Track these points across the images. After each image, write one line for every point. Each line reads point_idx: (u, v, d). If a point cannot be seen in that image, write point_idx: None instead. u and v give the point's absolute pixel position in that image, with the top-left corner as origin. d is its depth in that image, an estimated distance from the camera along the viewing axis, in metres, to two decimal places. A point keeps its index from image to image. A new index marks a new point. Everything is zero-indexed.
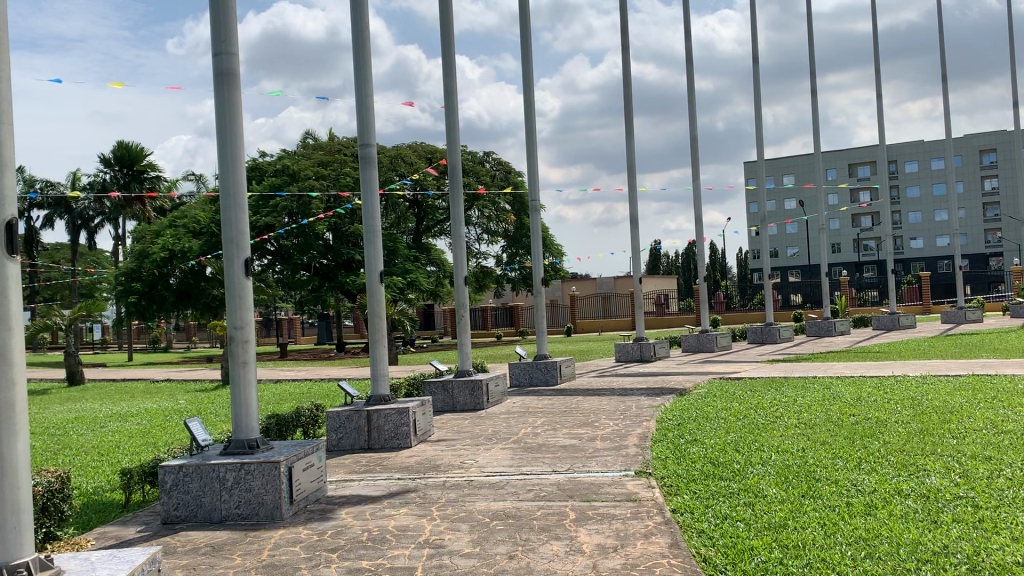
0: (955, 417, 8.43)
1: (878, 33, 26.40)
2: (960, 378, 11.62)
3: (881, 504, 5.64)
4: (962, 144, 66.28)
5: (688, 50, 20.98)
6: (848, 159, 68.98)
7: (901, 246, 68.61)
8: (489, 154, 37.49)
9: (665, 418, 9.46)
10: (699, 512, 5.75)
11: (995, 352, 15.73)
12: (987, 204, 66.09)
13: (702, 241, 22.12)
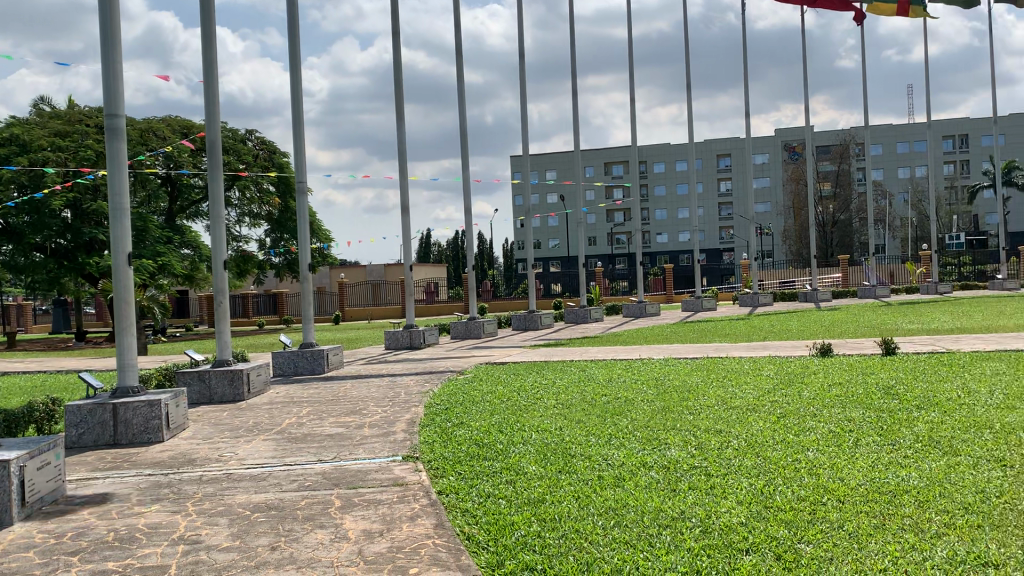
0: (692, 395, 9.31)
1: (632, 39, 28.16)
2: (699, 360, 12.74)
3: (628, 476, 6.09)
4: (703, 149, 72.64)
5: (458, 41, 21.25)
6: (604, 158, 73.40)
7: (649, 240, 73.98)
8: (251, 133, 35.87)
9: (433, 403, 9.58)
10: (463, 492, 5.90)
11: (727, 337, 17.42)
12: (722, 204, 72.98)
13: (469, 231, 22.59)
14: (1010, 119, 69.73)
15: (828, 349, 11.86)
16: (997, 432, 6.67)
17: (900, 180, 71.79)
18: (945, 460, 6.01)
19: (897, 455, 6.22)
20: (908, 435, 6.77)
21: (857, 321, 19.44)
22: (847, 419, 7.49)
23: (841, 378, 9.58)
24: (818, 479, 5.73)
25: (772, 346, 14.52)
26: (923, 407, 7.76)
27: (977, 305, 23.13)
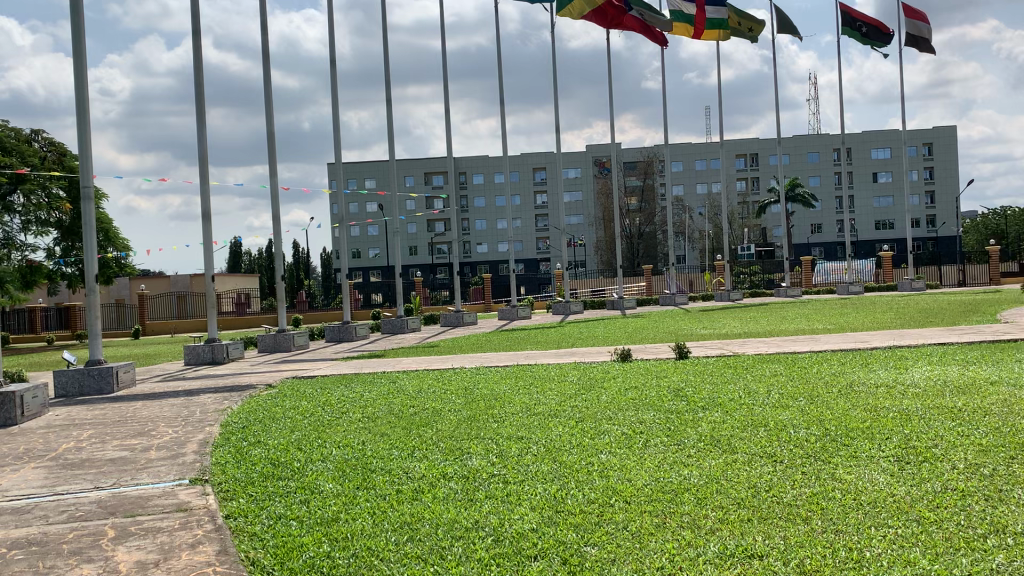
0: (498, 403, 9.40)
1: (445, 51, 28.34)
2: (508, 368, 12.92)
3: (427, 488, 6.05)
4: (519, 162, 74.43)
5: (266, 44, 20.54)
6: (422, 168, 73.43)
7: (468, 250, 74.70)
8: (38, 133, 33.05)
9: (230, 421, 9.14)
10: (253, 515, 5.64)
11: (536, 345, 17.83)
12: (538, 215, 75.09)
13: (278, 240, 21.85)
14: (793, 141, 76.26)
15: (628, 354, 12.36)
16: (770, 430, 7.18)
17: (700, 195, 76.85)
18: (724, 458, 6.41)
19: (682, 454, 6.56)
20: (693, 435, 7.15)
21: (660, 328, 20.50)
22: (640, 421, 7.83)
23: (638, 381, 10.01)
24: (608, 481, 5.93)
25: (578, 352, 15.04)
26: (709, 407, 8.25)
27: (764, 311, 25.04)
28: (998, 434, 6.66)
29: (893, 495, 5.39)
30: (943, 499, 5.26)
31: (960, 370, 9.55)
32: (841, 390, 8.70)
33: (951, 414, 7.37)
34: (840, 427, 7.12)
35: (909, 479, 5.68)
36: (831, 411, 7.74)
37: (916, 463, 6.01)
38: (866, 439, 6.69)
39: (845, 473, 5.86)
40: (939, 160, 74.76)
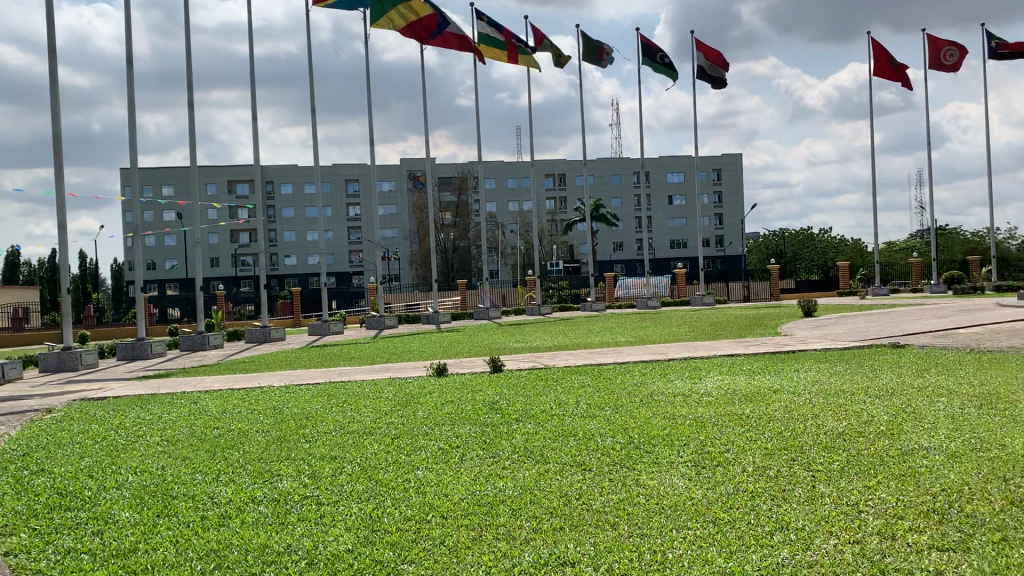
0: (310, 422, 9.13)
1: (253, 57, 27.42)
2: (320, 386, 12.56)
3: (235, 513, 5.77)
4: (330, 173, 72.97)
5: (52, 37, 18.97)
6: (227, 176, 70.38)
7: (276, 262, 72.32)
8: None
9: (6, 449, 8.28)
10: (37, 551, 5.14)
11: (349, 361, 17.53)
12: (350, 228, 74.01)
13: (65, 250, 20.15)
14: (597, 162, 79.86)
15: (443, 369, 12.42)
16: (580, 439, 7.45)
17: (511, 212, 78.70)
18: (537, 468, 6.58)
19: (496, 467, 6.67)
20: (507, 447, 7.30)
21: (473, 342, 20.76)
22: (455, 435, 7.88)
23: (452, 396, 10.06)
24: (425, 497, 5.92)
25: (393, 367, 14.92)
26: (522, 419, 8.44)
27: (571, 325, 25.99)
28: (780, 437, 7.29)
29: (691, 498, 5.75)
30: (735, 500, 5.67)
31: (747, 379, 10.37)
32: (643, 400, 9.18)
33: (740, 420, 7.97)
34: (643, 435, 7.51)
35: (704, 483, 6.08)
36: (635, 420, 8.14)
37: (711, 467, 6.45)
38: (667, 446, 7.09)
39: (648, 479, 6.19)
40: (726, 186, 80.96)
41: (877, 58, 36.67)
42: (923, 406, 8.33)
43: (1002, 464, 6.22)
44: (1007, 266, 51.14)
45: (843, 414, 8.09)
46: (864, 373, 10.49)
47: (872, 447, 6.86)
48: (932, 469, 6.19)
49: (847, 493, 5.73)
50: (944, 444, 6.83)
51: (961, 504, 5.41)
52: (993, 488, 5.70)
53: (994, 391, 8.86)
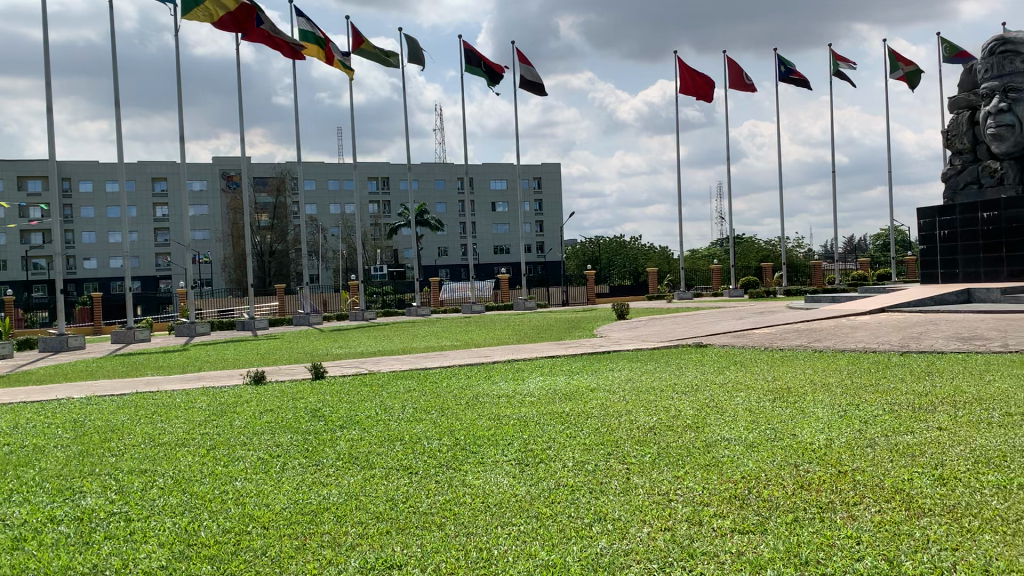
0: (116, 435, 8.56)
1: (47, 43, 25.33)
2: (126, 397, 11.77)
3: (31, 536, 5.32)
4: (135, 170, 68.56)
5: None
6: (16, 171, 64.55)
7: (73, 266, 67.18)
8: None
9: None
10: None
11: (159, 370, 16.53)
12: (157, 229, 70.00)
13: None
14: (419, 168, 79.81)
15: (261, 377, 11.98)
16: (406, 443, 7.43)
17: (331, 216, 77.20)
18: (363, 474, 6.51)
19: (320, 474, 6.53)
20: (331, 454, 7.16)
21: (292, 349, 20.18)
22: (275, 444, 7.64)
23: (272, 405, 9.72)
24: (244, 508, 5.72)
25: (205, 376, 14.24)
26: (345, 426, 8.31)
27: (394, 330, 25.82)
28: (598, 433, 7.61)
29: (515, 495, 5.89)
30: (557, 494, 5.88)
31: (566, 379, 10.72)
32: (469, 402, 9.28)
33: (561, 419, 8.24)
34: (468, 436, 7.59)
35: (528, 480, 6.25)
36: (460, 422, 8.22)
37: (534, 464, 6.64)
38: (491, 446, 7.23)
39: (474, 479, 6.28)
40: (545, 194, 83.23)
41: (682, 76, 39.03)
42: (724, 400, 8.98)
43: (792, 451, 6.82)
44: (796, 271, 55.89)
45: (654, 411, 8.54)
46: (673, 371, 11.16)
47: (681, 440, 7.31)
48: (733, 459, 6.68)
49: (659, 484, 6.08)
50: (744, 436, 7.38)
51: (758, 489, 5.88)
52: (786, 474, 6.23)
53: (785, 385, 9.70)
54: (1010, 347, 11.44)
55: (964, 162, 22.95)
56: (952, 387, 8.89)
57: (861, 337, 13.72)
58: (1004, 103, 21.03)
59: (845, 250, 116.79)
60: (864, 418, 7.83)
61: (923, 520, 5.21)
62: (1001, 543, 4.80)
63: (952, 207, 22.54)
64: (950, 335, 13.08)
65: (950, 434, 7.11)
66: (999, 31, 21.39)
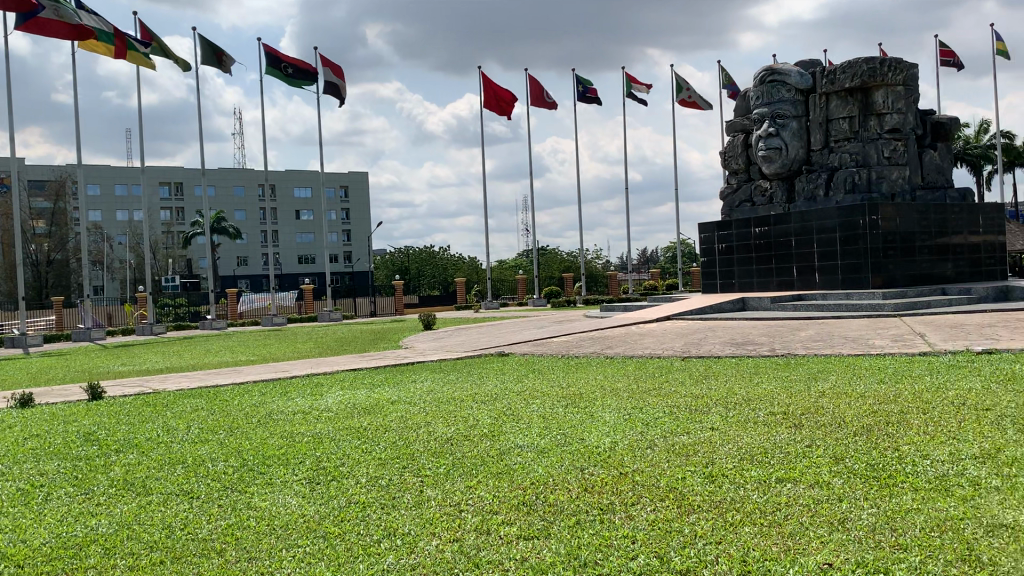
0: None
1: None
2: None
3: None
4: None
5: None
6: None
7: None
8: None
9: None
10: None
11: None
12: None
13: None
14: (217, 173, 76.24)
15: (29, 400, 11.00)
16: (188, 466, 7.05)
17: (118, 223, 72.29)
18: (138, 501, 6.10)
19: (89, 504, 6.06)
20: (103, 481, 6.67)
21: (68, 367, 18.70)
22: (40, 473, 7.01)
23: (38, 430, 8.90)
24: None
25: None
26: (122, 450, 7.76)
27: (185, 345, 24.49)
28: (394, 447, 7.56)
29: (303, 516, 5.73)
30: (347, 512, 5.77)
31: (366, 393, 10.56)
32: (261, 421, 8.94)
33: (357, 434, 8.11)
34: (257, 456, 7.31)
35: (318, 499, 6.10)
36: (251, 441, 7.91)
37: (325, 483, 6.49)
38: (282, 465, 7.00)
39: (260, 500, 6.06)
40: (352, 203, 81.91)
41: (485, 91, 39.80)
42: (520, 408, 9.20)
43: (580, 455, 7.11)
44: (595, 281, 58.58)
45: (452, 421, 8.63)
46: (473, 381, 11.30)
47: (474, 450, 7.40)
48: (523, 466, 6.85)
49: (451, 495, 6.12)
50: (535, 442, 7.60)
51: (545, 495, 6.07)
52: (572, 478, 6.47)
53: (577, 391, 10.10)
54: (775, 351, 12.55)
55: (739, 182, 24.98)
56: (726, 389, 9.61)
57: (648, 344, 14.52)
58: (772, 128, 23.01)
59: (640, 262, 123.30)
60: (647, 421, 8.29)
61: (693, 516, 5.57)
62: (758, 534, 5.21)
63: (728, 223, 24.42)
64: (725, 340, 14.13)
65: (722, 433, 7.67)
66: (768, 63, 23.39)
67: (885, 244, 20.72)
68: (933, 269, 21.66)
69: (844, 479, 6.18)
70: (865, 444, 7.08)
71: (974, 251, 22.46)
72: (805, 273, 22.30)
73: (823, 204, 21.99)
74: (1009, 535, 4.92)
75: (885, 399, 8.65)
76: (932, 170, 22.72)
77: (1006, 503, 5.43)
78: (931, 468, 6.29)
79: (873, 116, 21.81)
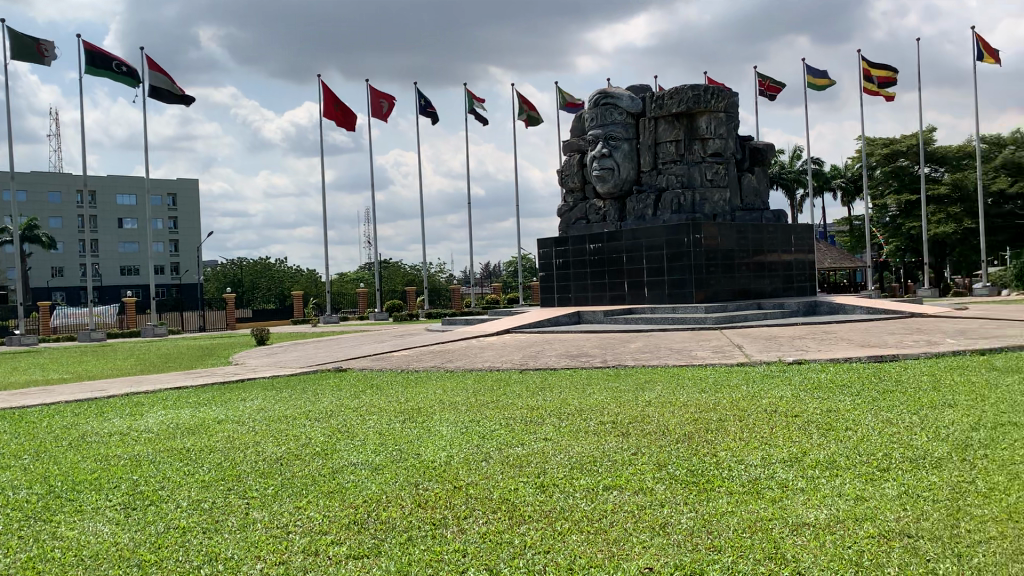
0: None
1: None
2: None
3: None
4: None
5: None
6: None
7: None
8: None
9: None
10: None
11: None
12: None
13: None
14: (29, 177, 70.74)
15: None
16: None
17: None
18: None
19: None
20: None
21: None
22: None
23: None
24: None
25: None
26: None
27: None
28: (219, 468, 7.24)
29: (115, 544, 5.38)
30: (164, 539, 5.46)
31: (191, 412, 10.04)
32: (72, 443, 8.32)
33: (179, 456, 7.71)
34: (66, 482, 6.81)
35: (134, 525, 5.75)
36: (59, 466, 7.36)
37: (142, 508, 6.12)
38: (94, 491, 6.55)
39: (67, 530, 5.63)
40: (181, 212, 78.25)
41: (324, 100, 39.12)
42: (355, 425, 9.04)
43: (414, 471, 7.07)
44: (436, 295, 58.74)
45: (282, 439, 8.36)
46: (307, 397, 10.98)
47: (305, 469, 7.20)
48: (356, 483, 6.73)
49: (279, 517, 5.92)
50: (370, 459, 7.49)
51: (377, 512, 5.99)
52: (404, 493, 6.42)
53: (415, 405, 10.04)
54: (608, 363, 13.01)
55: (575, 200, 25.76)
56: (560, 400, 9.86)
57: (486, 357, 14.64)
58: (605, 149, 23.87)
59: (481, 276, 124.81)
60: (482, 433, 8.37)
61: (523, 527, 5.65)
62: (584, 541, 5.37)
63: (565, 239, 25.12)
64: (561, 353, 14.51)
65: (553, 444, 7.86)
66: (602, 86, 24.34)
67: (709, 261, 21.94)
68: (751, 285, 23.14)
69: (665, 484, 6.48)
70: (686, 450, 7.46)
71: (787, 269, 24.17)
72: (635, 288, 23.24)
73: (652, 222, 23.05)
74: (810, 532, 5.31)
75: (706, 407, 9.14)
76: (750, 193, 24.33)
77: (808, 502, 5.87)
78: (744, 471, 6.70)
79: (697, 141, 23.15)
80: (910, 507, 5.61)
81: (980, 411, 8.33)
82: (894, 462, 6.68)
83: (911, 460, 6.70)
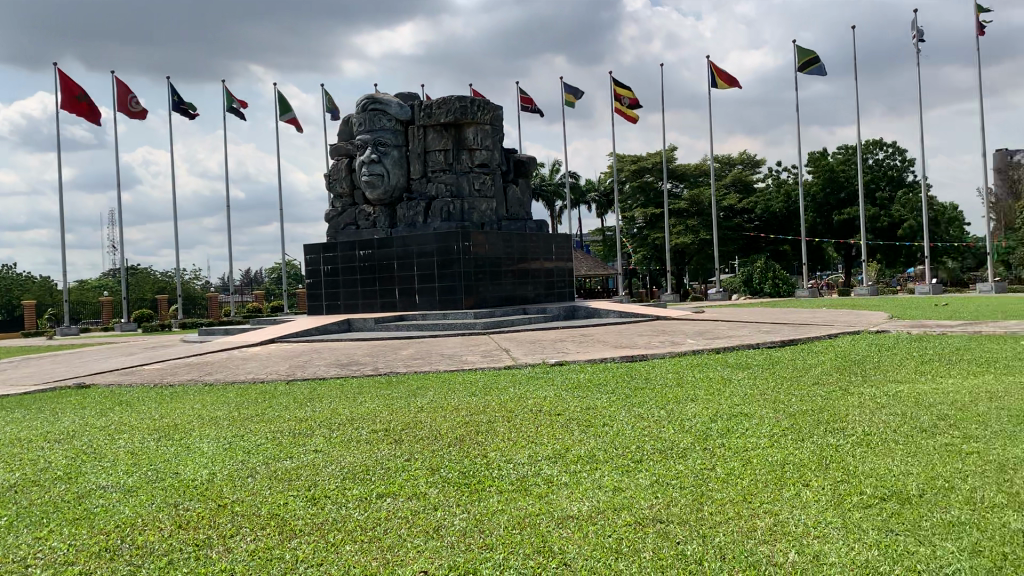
0: None
1: None
2: None
3: None
4: None
5: None
6: None
7: None
8: None
9: None
10: None
11: None
12: None
13: None
14: None
15: None
16: None
17: None
18: None
19: None
20: None
21: None
22: None
23: None
24: None
25: None
26: None
27: None
28: None
29: None
30: None
31: None
32: None
33: None
34: None
35: None
36: None
37: None
38: None
39: None
40: None
41: (64, 91, 35.77)
42: (103, 445, 8.32)
43: (173, 490, 6.63)
44: (192, 304, 55.45)
45: (15, 465, 7.52)
46: (44, 418, 9.93)
47: (45, 496, 6.52)
48: (106, 508, 6.20)
49: (16, 550, 5.32)
50: (121, 481, 6.93)
51: (131, 537, 5.56)
52: (163, 515, 6.01)
53: (172, 422, 9.40)
54: (378, 370, 12.93)
55: (343, 206, 25.41)
56: (330, 410, 9.67)
57: (250, 368, 14.03)
58: (374, 154, 23.75)
59: (241, 284, 119.66)
60: (247, 448, 8.02)
61: (295, 541, 5.49)
62: (358, 551, 5.30)
63: (334, 245, 24.70)
64: (329, 362, 14.21)
65: (324, 454, 7.69)
66: (370, 91, 24.25)
67: (477, 268, 22.50)
68: (516, 291, 23.99)
69: (437, 487, 6.56)
70: (457, 453, 7.59)
71: (549, 276, 25.33)
72: (405, 295, 23.31)
73: (422, 229, 23.24)
74: (575, 524, 5.60)
75: (476, 410, 9.36)
76: (514, 203, 25.28)
77: (572, 496, 6.19)
78: (513, 470, 6.94)
79: (464, 152, 23.73)
80: (661, 494, 6.09)
81: (717, 404, 9.23)
82: (646, 454, 7.21)
83: (661, 451, 7.27)
